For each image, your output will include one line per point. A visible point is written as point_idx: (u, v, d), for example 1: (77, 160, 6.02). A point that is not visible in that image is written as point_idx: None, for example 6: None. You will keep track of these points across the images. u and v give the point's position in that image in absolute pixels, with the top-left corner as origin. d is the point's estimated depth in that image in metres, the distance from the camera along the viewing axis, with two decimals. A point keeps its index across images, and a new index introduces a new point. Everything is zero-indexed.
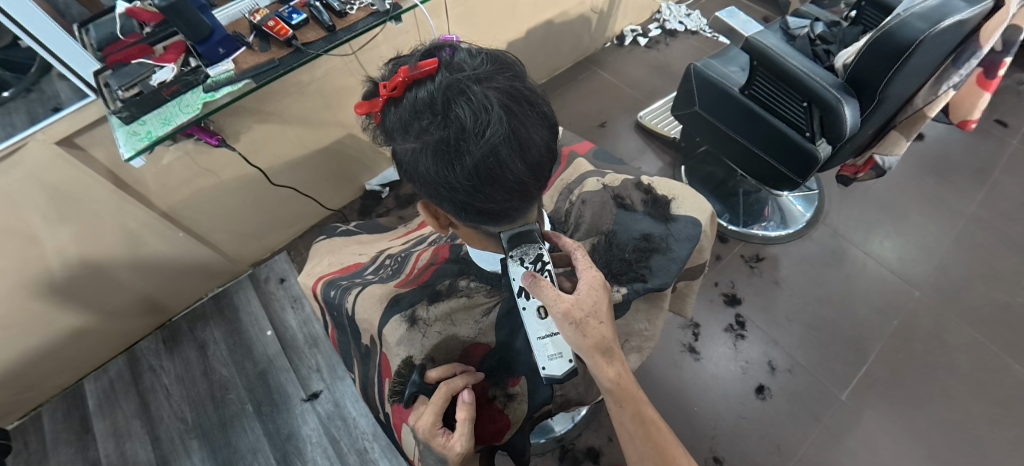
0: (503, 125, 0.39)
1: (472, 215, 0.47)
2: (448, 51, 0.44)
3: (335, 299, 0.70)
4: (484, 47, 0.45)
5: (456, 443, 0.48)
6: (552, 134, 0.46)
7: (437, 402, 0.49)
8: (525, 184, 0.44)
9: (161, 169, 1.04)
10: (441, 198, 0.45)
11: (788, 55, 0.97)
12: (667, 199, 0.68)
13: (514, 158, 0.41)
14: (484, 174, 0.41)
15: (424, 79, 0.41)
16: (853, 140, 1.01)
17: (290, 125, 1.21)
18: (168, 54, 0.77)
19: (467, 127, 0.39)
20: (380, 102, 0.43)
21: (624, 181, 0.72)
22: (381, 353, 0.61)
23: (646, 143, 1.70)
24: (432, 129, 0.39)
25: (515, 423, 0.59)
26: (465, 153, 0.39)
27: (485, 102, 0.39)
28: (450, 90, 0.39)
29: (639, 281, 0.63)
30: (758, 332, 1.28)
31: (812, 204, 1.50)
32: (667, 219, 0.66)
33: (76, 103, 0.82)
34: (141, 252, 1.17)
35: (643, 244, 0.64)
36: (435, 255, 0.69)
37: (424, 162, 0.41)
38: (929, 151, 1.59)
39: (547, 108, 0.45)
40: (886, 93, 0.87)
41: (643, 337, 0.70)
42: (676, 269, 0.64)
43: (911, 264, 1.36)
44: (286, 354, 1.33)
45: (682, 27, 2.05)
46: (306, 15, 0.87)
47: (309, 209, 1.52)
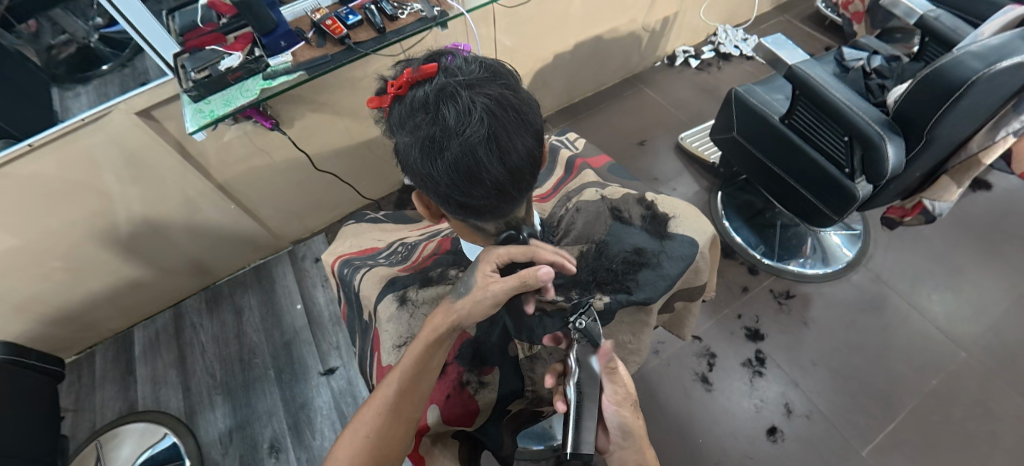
0: (484, 128, 0.43)
1: (457, 209, 0.50)
2: (450, 58, 0.48)
3: (347, 276, 0.75)
4: (484, 57, 0.48)
5: (492, 284, 0.49)
6: (538, 142, 0.48)
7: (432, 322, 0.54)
8: (503, 185, 0.47)
9: (222, 145, 1.15)
10: (426, 188, 0.48)
11: (832, 86, 0.94)
12: (667, 217, 0.69)
13: (493, 159, 0.44)
14: (463, 170, 0.44)
15: (422, 80, 0.45)
16: (897, 182, 0.96)
17: (340, 116, 1.29)
18: (237, 44, 0.87)
19: (450, 127, 0.42)
20: (385, 99, 0.48)
21: (625, 195, 0.73)
22: (374, 329, 0.67)
23: (684, 166, 1.67)
24: (420, 125, 0.43)
25: (483, 409, 0.61)
26: (446, 149, 0.43)
27: (469, 106, 0.42)
28: (439, 93, 0.43)
29: (623, 293, 0.63)
30: (778, 371, 1.23)
31: (856, 245, 1.41)
32: (663, 237, 0.66)
33: (161, 77, 0.93)
34: (197, 218, 1.29)
35: (634, 256, 0.65)
36: (438, 246, 0.74)
37: (411, 155, 0.45)
38: (996, 203, 1.46)
39: (534, 117, 0.48)
40: (935, 133, 0.82)
41: (628, 350, 0.72)
42: (665, 286, 0.65)
43: (961, 321, 1.26)
44: (311, 329, 1.42)
45: (737, 51, 2.00)
46: (360, 16, 0.94)
47: (350, 196, 1.61)
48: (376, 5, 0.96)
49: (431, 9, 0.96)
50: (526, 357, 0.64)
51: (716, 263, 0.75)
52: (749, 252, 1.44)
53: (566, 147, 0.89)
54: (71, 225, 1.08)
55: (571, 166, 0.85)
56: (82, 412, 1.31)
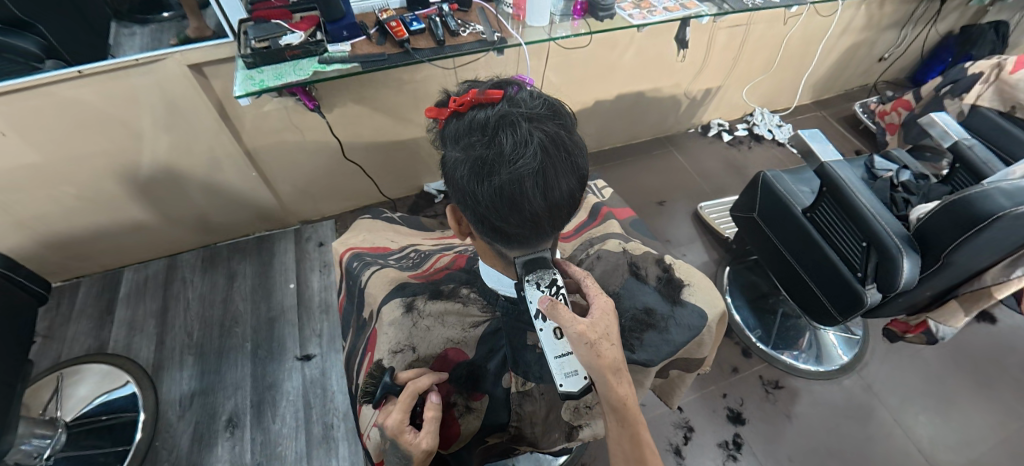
0: (536, 160, 0.44)
1: (488, 232, 0.51)
2: (515, 88, 0.50)
3: (355, 269, 0.76)
4: (547, 96, 0.51)
5: (424, 440, 0.52)
6: (581, 185, 0.50)
7: (406, 400, 0.52)
8: (539, 219, 0.47)
9: (260, 113, 1.17)
10: (463, 205, 0.49)
11: (860, 191, 0.96)
12: (682, 283, 0.69)
13: (537, 193, 0.45)
14: (506, 197, 0.45)
15: (486, 103, 0.47)
16: (907, 297, 0.95)
17: (378, 113, 1.32)
18: (302, 24, 0.90)
19: (504, 153, 0.43)
20: (444, 113, 0.49)
21: (645, 252, 0.74)
22: (373, 328, 0.66)
23: (698, 234, 1.68)
24: (475, 145, 0.45)
25: (462, 436, 0.60)
26: (495, 173, 0.44)
27: (527, 138, 0.44)
28: (500, 119, 0.45)
29: (625, 350, 0.63)
30: (753, 461, 1.19)
31: (853, 350, 1.40)
32: (674, 302, 0.67)
33: (216, 39, 0.97)
34: (217, 178, 1.30)
35: (643, 316, 0.65)
36: (452, 261, 0.76)
37: (458, 170, 0.46)
38: (998, 338, 1.45)
39: (582, 161, 0.49)
40: (953, 259, 0.83)
41: None
42: (668, 352, 0.64)
43: (946, 450, 1.22)
44: (298, 310, 1.41)
45: (770, 135, 2.03)
46: (424, 25, 0.97)
47: (368, 190, 1.63)
48: (441, 18, 1.00)
49: (492, 34, 1.00)
50: (518, 392, 0.62)
51: (719, 339, 0.75)
52: (746, 334, 1.43)
53: (593, 193, 0.90)
54: (96, 156, 1.09)
55: (596, 213, 0.85)
56: (51, 341, 1.29)
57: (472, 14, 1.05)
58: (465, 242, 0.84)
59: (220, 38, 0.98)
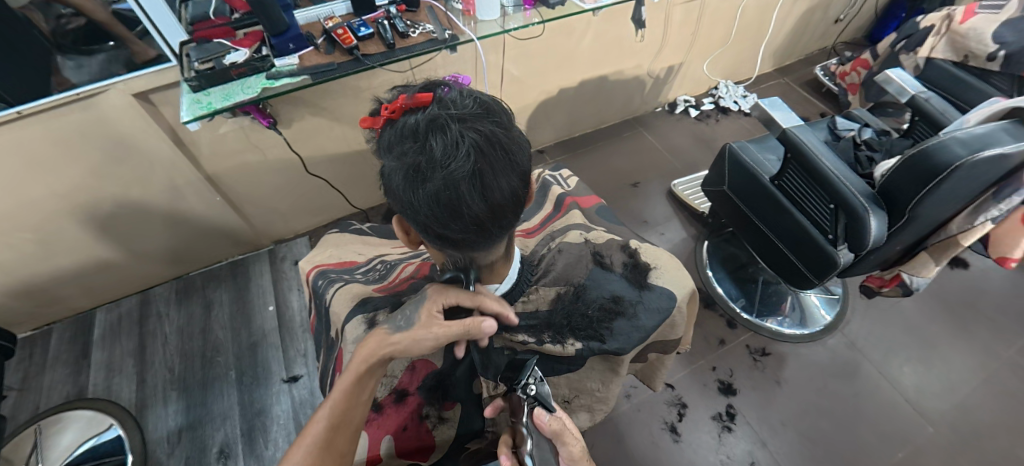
0: (470, 163, 0.43)
1: (434, 239, 0.50)
2: (447, 89, 0.49)
3: (320, 288, 0.74)
4: (481, 94, 0.49)
5: (434, 326, 0.55)
6: (524, 183, 0.49)
7: (462, 294, 0.57)
8: (483, 221, 0.46)
9: (216, 136, 1.14)
10: (406, 215, 0.48)
11: (823, 154, 0.97)
12: (648, 267, 0.69)
13: (475, 196, 0.44)
14: (443, 203, 0.44)
15: (416, 108, 0.46)
16: (879, 253, 0.97)
17: (339, 123, 1.29)
18: (245, 40, 0.88)
19: (436, 159, 0.42)
20: (377, 122, 0.48)
21: (609, 240, 0.74)
22: (339, 349, 0.66)
23: (674, 211, 1.69)
24: (406, 153, 0.44)
25: (439, 446, 0.60)
26: (429, 180, 0.43)
27: (458, 140, 0.43)
28: (430, 123, 0.43)
29: (596, 341, 0.62)
30: (747, 429, 1.21)
31: (833, 309, 1.43)
32: (642, 286, 0.66)
33: (156, 65, 0.93)
34: (179, 206, 1.26)
35: (610, 304, 0.65)
36: (417, 270, 0.73)
37: (394, 180, 0.45)
38: (971, 282, 1.49)
39: (522, 157, 0.48)
40: (917, 212, 0.85)
41: (593, 397, 0.70)
42: (638, 338, 0.64)
43: (931, 396, 1.26)
44: (279, 332, 1.38)
45: (736, 106, 2.05)
46: (372, 30, 0.95)
47: (339, 203, 1.60)
48: (389, 21, 0.98)
49: (443, 32, 0.98)
50: (490, 397, 0.63)
51: (692, 317, 0.75)
52: (729, 305, 1.45)
53: (559, 184, 0.90)
54: (48, 199, 1.05)
55: (560, 204, 0.86)
56: (27, 392, 1.25)
57: (421, 14, 1.03)
58: None
59: (160, 64, 0.93)
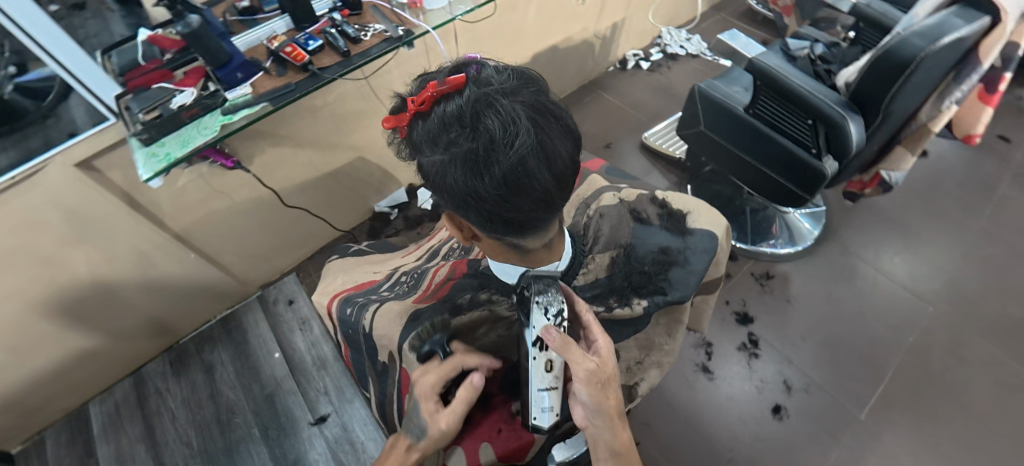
0: (530, 135, 0.41)
1: (500, 225, 0.48)
2: (475, 68, 0.47)
3: (352, 316, 0.73)
4: (508, 67, 0.48)
5: (443, 418, 0.56)
6: (577, 147, 0.48)
7: (447, 367, 0.58)
8: (550, 194, 0.46)
9: (176, 191, 1.04)
10: (468, 206, 0.46)
11: (790, 73, 1.00)
12: (682, 213, 0.70)
13: (541, 168, 0.43)
14: (512, 182, 0.43)
15: (451, 93, 0.44)
16: (860, 156, 1.02)
17: (302, 148, 1.22)
18: (188, 79, 0.78)
19: (496, 139, 0.41)
20: (411, 116, 0.46)
21: (640, 195, 0.74)
22: (402, 370, 0.65)
23: (651, 163, 1.72)
24: (460, 140, 0.42)
25: (537, 441, 0.60)
26: (492, 163, 0.42)
27: (513, 115, 0.41)
28: (476, 103, 0.41)
29: (660, 294, 0.64)
30: (772, 351, 1.27)
31: (819, 222, 1.49)
32: (684, 232, 0.68)
33: (93, 127, 0.81)
34: (151, 273, 1.16)
35: (662, 256, 0.66)
36: (452, 271, 0.75)
37: (452, 173, 0.44)
38: (932, 167, 1.60)
39: (570, 122, 0.47)
40: (891, 109, 0.89)
41: (662, 351, 0.72)
42: (695, 282, 0.66)
43: (924, 279, 1.36)
44: (293, 377, 1.32)
45: (683, 50, 2.09)
46: (321, 41, 0.88)
47: (319, 230, 1.52)
48: (337, 28, 0.91)
49: (396, 29, 0.93)
50: None
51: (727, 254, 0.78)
52: None
53: None
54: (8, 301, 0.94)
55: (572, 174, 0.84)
56: None
57: (367, 15, 0.96)
58: (445, 242, 0.85)
59: (100, 123, 0.82)
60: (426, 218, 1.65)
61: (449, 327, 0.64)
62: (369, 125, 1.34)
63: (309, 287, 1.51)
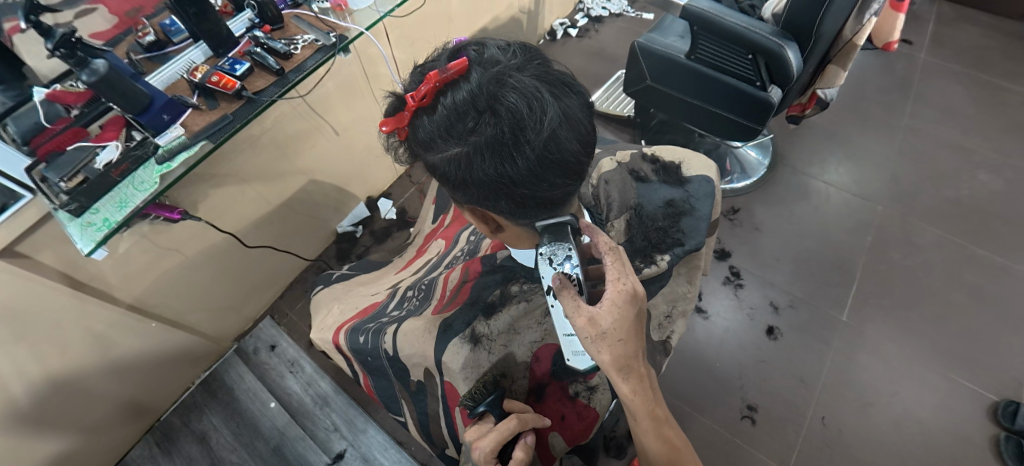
0: (554, 107, 0.43)
1: (532, 202, 0.50)
2: (473, 49, 0.46)
3: (368, 344, 0.72)
4: (503, 41, 0.47)
5: None
6: (590, 111, 0.50)
7: (505, 431, 0.53)
8: (577, 162, 0.48)
9: (119, 258, 0.93)
10: (500, 191, 0.47)
11: (725, 13, 1.03)
12: (675, 164, 0.75)
13: (568, 138, 0.45)
14: (544, 157, 0.44)
15: (458, 79, 0.43)
16: (799, 81, 1.09)
17: (250, 183, 1.13)
18: (108, 132, 0.66)
19: (523, 117, 0.42)
20: (423, 108, 0.45)
21: (632, 156, 0.78)
22: (443, 382, 0.64)
23: (603, 126, 1.73)
24: (485, 126, 0.42)
25: (601, 415, 0.63)
26: (523, 144, 0.43)
27: (533, 90, 0.42)
28: (492, 84, 0.41)
29: (678, 245, 0.67)
30: (753, 278, 1.35)
31: (766, 151, 1.57)
32: (683, 182, 0.73)
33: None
34: (113, 354, 1.05)
35: (670, 209, 0.70)
36: (466, 272, 0.73)
37: (483, 162, 0.44)
38: (851, 81, 1.75)
39: (579, 88, 0.48)
40: (821, 30, 0.95)
41: (687, 299, 0.74)
42: (705, 227, 0.70)
43: (867, 183, 1.50)
44: (297, 422, 1.25)
45: (606, 12, 2.10)
46: (248, 63, 0.77)
47: (284, 266, 1.43)
48: (263, 46, 0.80)
49: (327, 35, 0.84)
50: None
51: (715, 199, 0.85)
52: None
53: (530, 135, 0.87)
54: None
55: None
56: None
57: (291, 27, 0.85)
58: (445, 253, 0.85)
59: (7, 208, 0.68)
60: (393, 228, 1.60)
61: (489, 332, 0.62)
62: (315, 145, 1.26)
63: (288, 326, 1.42)
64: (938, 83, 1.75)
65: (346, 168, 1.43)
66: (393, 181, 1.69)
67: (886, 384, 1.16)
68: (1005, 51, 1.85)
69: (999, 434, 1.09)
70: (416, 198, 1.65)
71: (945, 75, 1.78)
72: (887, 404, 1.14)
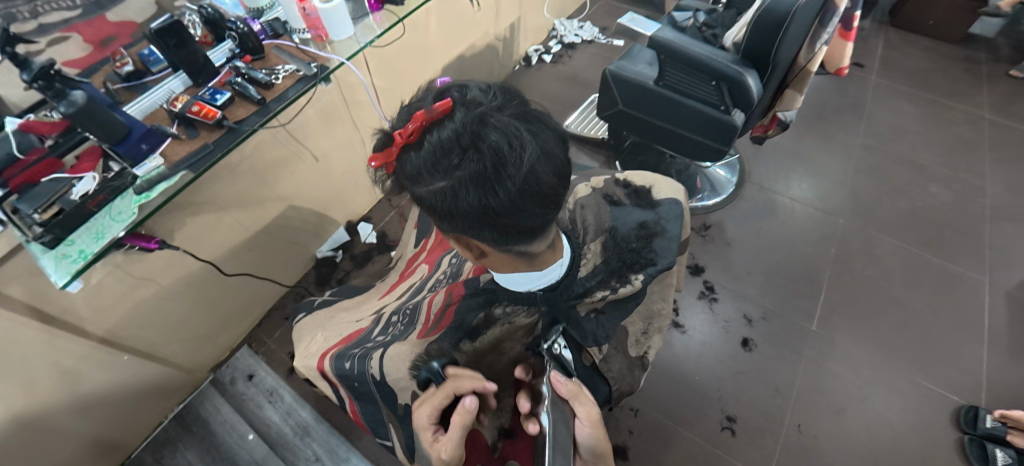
0: (533, 144, 0.46)
1: (514, 232, 0.52)
2: (456, 90, 0.49)
3: (354, 369, 0.72)
4: (484, 83, 0.51)
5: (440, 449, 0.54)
6: (565, 144, 0.53)
7: (437, 395, 0.57)
8: (555, 192, 0.51)
9: (92, 290, 0.91)
10: (483, 220, 0.50)
11: (689, 43, 1.10)
12: (646, 188, 0.80)
13: (545, 171, 0.48)
14: (523, 189, 0.47)
15: (442, 118, 0.46)
16: (760, 104, 1.16)
17: (228, 210, 1.12)
18: (84, 163, 0.66)
19: (503, 153, 0.44)
20: (409, 145, 0.47)
21: (606, 181, 0.82)
22: None
23: (578, 148, 1.79)
24: (469, 162, 0.45)
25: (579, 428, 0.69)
26: (504, 178, 0.45)
27: (513, 129, 0.45)
28: (475, 123, 0.44)
29: (651, 265, 0.71)
30: (726, 291, 1.40)
31: (734, 169, 1.65)
32: (654, 205, 0.77)
33: None
34: (83, 389, 1.01)
35: (643, 231, 0.74)
36: (449, 296, 0.75)
37: (468, 194, 0.47)
38: (808, 103, 1.87)
39: (554, 124, 0.51)
40: (777, 58, 1.03)
41: (662, 315, 0.79)
42: (676, 247, 0.74)
43: (828, 198, 1.59)
44: (277, 454, 1.22)
45: (578, 38, 2.19)
46: (229, 93, 0.78)
47: (262, 292, 1.41)
48: (244, 76, 0.81)
49: (308, 66, 0.85)
50: (600, 359, 0.69)
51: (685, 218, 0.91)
52: None
53: None
54: None
55: None
56: None
57: (272, 57, 0.86)
58: (428, 278, 0.86)
59: None
60: (373, 252, 1.60)
61: (473, 353, 0.65)
62: (294, 171, 1.26)
63: (266, 354, 1.39)
64: (887, 103, 1.88)
65: (326, 193, 1.44)
66: (373, 205, 1.69)
67: (857, 390, 1.22)
68: (946, 74, 2.01)
69: (963, 435, 1.15)
70: (396, 221, 1.66)
71: (894, 96, 1.92)
72: (858, 409, 1.19)
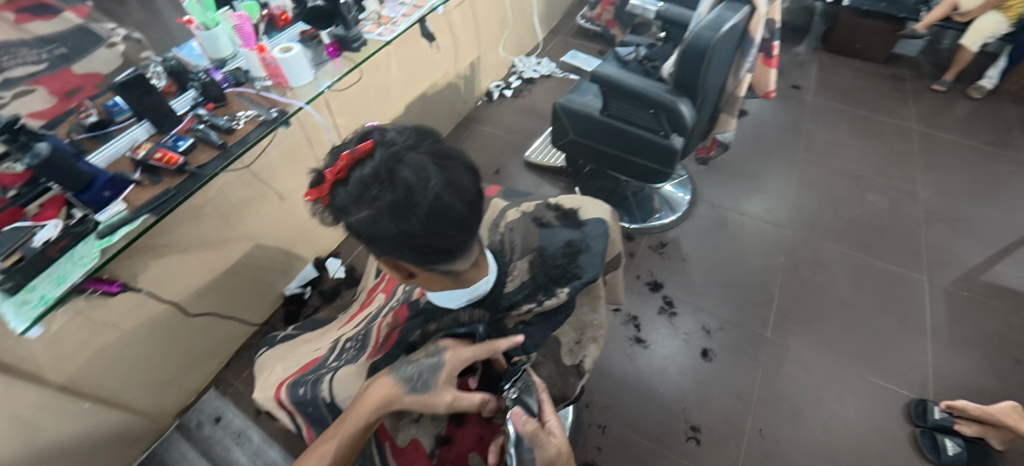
0: (439, 176, 0.52)
1: (432, 254, 0.58)
2: (377, 133, 0.56)
3: (307, 395, 0.74)
4: (402, 126, 0.58)
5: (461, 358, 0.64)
6: (476, 176, 0.60)
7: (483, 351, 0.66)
8: (466, 217, 0.56)
9: (52, 337, 0.91)
10: (403, 244, 0.55)
11: (625, 76, 1.21)
12: (574, 210, 0.86)
13: (453, 200, 0.53)
14: (433, 216, 0.52)
15: (363, 157, 0.53)
16: (698, 128, 1.26)
17: (192, 252, 1.14)
18: (47, 211, 0.70)
19: (412, 185, 0.50)
20: (335, 181, 0.54)
21: (537, 205, 0.89)
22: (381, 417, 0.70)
23: (540, 177, 1.88)
24: (384, 194, 0.51)
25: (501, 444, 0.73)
26: (415, 206, 0.51)
27: (421, 164, 0.51)
28: (389, 161, 0.51)
29: (576, 279, 0.76)
30: (685, 305, 1.46)
31: (686, 189, 1.75)
32: (580, 224, 0.83)
33: None
34: (41, 441, 0.99)
35: (568, 248, 0.79)
36: (395, 319, 0.78)
37: (385, 222, 0.52)
38: (750, 125, 2.02)
39: (465, 159, 0.58)
40: (706, 89, 1.13)
41: (595, 327, 0.81)
42: (599, 261, 0.78)
43: (775, 211, 1.70)
44: None
45: (537, 74, 2.32)
46: (191, 139, 0.83)
47: (230, 332, 1.40)
48: (206, 123, 0.86)
49: (268, 111, 0.91)
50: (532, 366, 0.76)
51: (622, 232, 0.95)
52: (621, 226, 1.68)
53: None
54: None
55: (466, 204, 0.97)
56: None
57: (233, 104, 0.92)
58: (382, 306, 0.90)
59: None
60: (342, 286, 1.61)
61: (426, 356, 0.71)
62: (259, 211, 1.30)
63: (234, 396, 1.37)
64: (823, 122, 2.04)
65: (293, 231, 1.47)
66: (341, 240, 1.73)
67: (813, 392, 1.28)
68: (874, 92, 2.20)
69: (914, 428, 1.21)
70: (365, 254, 1.69)
71: (828, 114, 2.09)
72: (815, 410, 1.25)
